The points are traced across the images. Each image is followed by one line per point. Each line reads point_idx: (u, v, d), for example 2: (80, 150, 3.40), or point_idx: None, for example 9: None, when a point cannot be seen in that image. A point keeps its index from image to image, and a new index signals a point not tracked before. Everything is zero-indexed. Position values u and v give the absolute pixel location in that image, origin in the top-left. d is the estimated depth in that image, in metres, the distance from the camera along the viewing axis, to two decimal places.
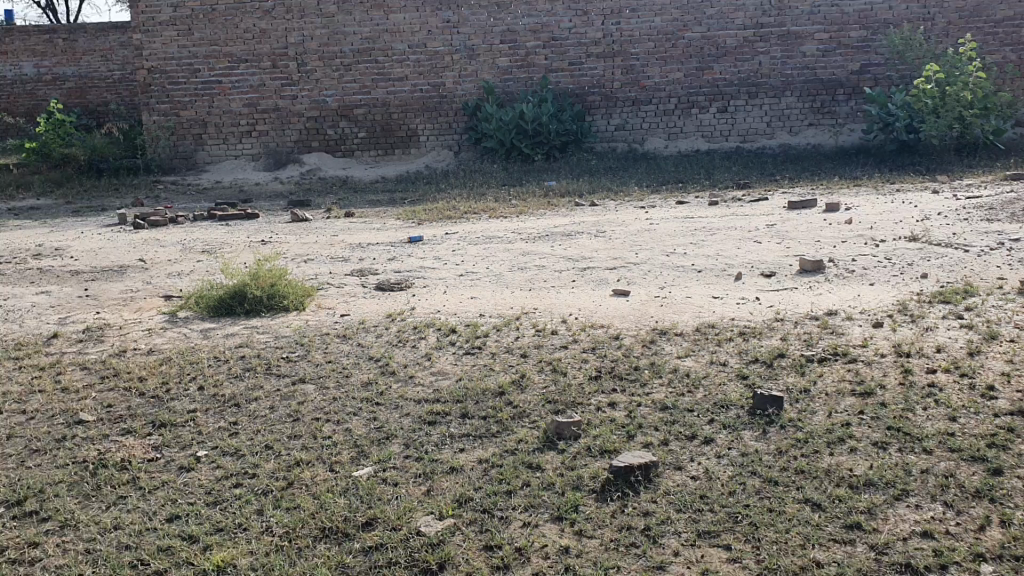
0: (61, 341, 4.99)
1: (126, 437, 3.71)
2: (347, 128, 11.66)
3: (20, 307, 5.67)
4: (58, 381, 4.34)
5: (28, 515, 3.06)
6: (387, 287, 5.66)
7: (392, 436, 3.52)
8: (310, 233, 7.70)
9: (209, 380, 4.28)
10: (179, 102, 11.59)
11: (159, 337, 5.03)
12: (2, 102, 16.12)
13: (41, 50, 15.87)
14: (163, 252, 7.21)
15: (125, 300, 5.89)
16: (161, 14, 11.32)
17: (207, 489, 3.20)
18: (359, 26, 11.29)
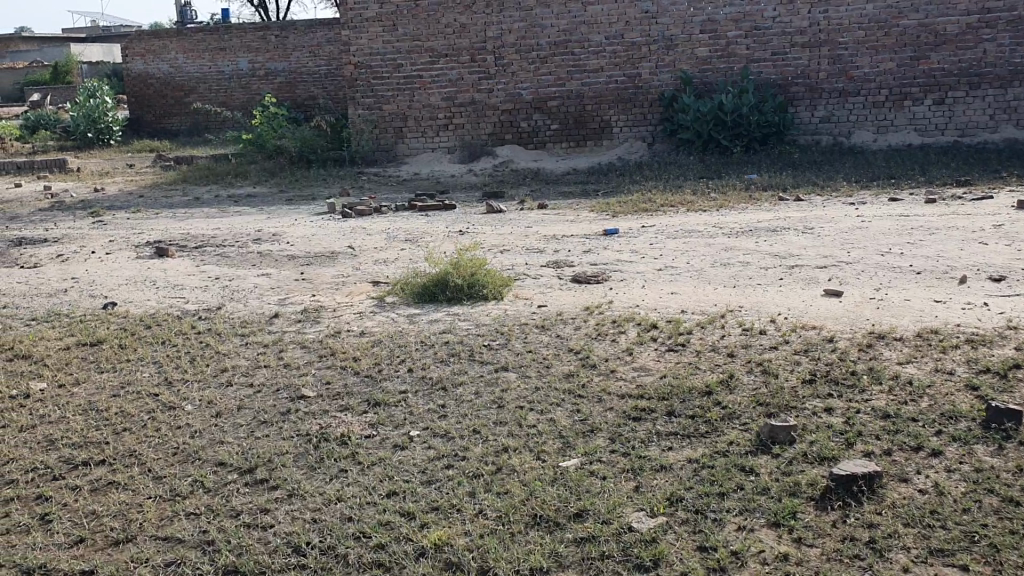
0: (281, 321, 5.30)
1: (343, 413, 3.89)
2: (541, 121, 11.79)
3: (243, 288, 6.08)
4: (280, 357, 4.62)
5: (259, 483, 3.26)
6: (584, 279, 5.67)
7: (598, 429, 3.51)
8: (506, 223, 7.82)
9: (417, 363, 4.43)
10: (382, 96, 12.06)
11: (369, 320, 5.26)
12: (220, 96, 17.36)
13: (255, 47, 16.97)
14: (370, 240, 7.53)
15: (337, 284, 6.19)
16: (368, 10, 11.78)
17: (421, 468, 3.30)
18: (557, 19, 11.36)
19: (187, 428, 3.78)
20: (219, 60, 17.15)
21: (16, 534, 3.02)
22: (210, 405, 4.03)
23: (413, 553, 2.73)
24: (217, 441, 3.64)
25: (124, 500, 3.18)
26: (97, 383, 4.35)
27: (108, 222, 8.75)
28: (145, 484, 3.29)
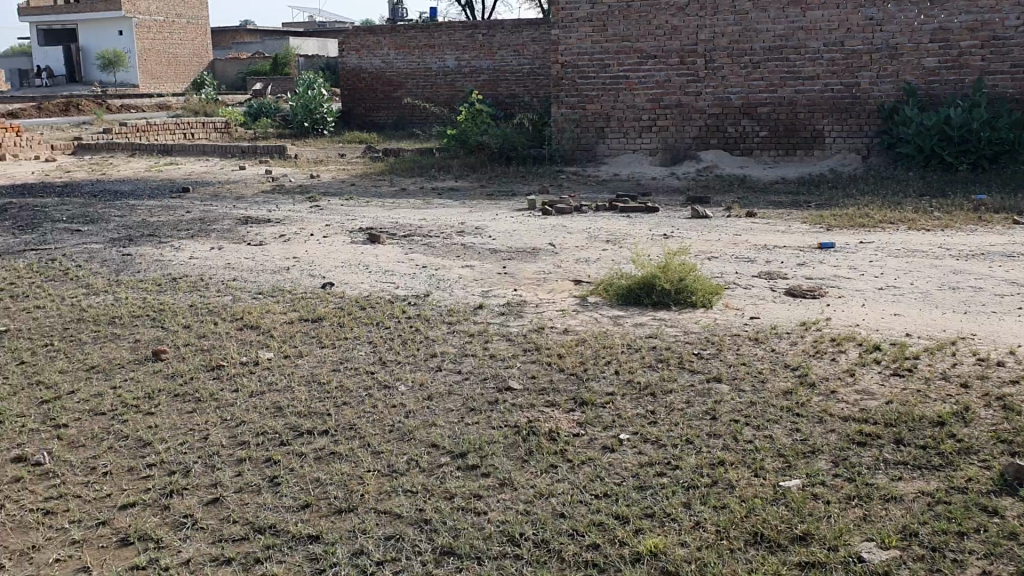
0: (486, 312, 5.38)
1: (551, 409, 3.88)
2: (749, 127, 11.44)
3: (449, 278, 6.22)
4: (488, 348, 4.67)
5: (471, 469, 3.31)
6: (798, 293, 5.45)
7: (819, 451, 3.34)
8: (711, 230, 7.64)
9: (624, 366, 4.36)
10: (587, 96, 12.08)
11: (573, 319, 5.25)
12: (427, 91, 17.95)
13: (463, 44, 17.42)
14: (572, 238, 7.56)
15: (540, 280, 6.23)
16: (579, 11, 11.85)
17: (631, 472, 3.25)
18: (773, 24, 11.02)
19: (401, 408, 3.88)
20: (428, 56, 17.75)
21: (248, 492, 3.17)
22: (422, 388, 4.12)
23: (628, 557, 2.69)
24: (430, 423, 3.72)
25: (345, 471, 3.29)
26: (317, 357, 4.54)
27: (324, 207, 9.16)
28: (364, 458, 3.40)
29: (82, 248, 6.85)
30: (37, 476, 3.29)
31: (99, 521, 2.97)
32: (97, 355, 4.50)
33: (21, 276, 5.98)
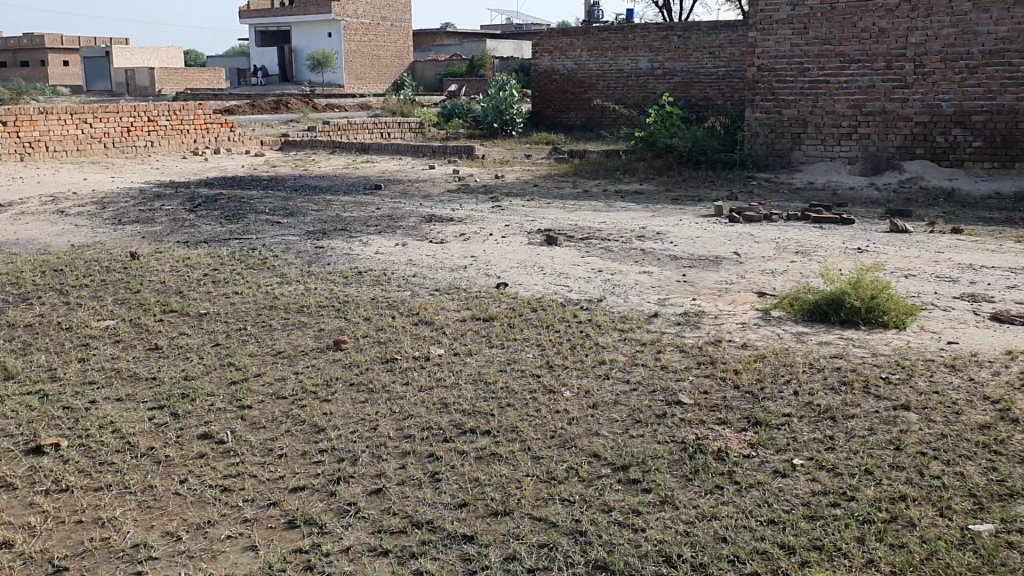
0: (660, 321, 5.25)
1: (721, 427, 3.73)
2: (960, 136, 10.61)
3: (626, 284, 6.12)
4: (659, 358, 4.55)
5: (633, 483, 3.23)
6: (1006, 319, 4.99)
7: (1018, 495, 3.04)
8: (911, 246, 7.15)
9: (803, 386, 4.13)
10: (783, 100, 11.67)
11: (752, 333, 5.03)
12: (618, 93, 17.87)
13: (657, 47, 17.21)
14: (758, 248, 7.28)
15: (720, 290, 6.02)
16: (779, 13, 11.50)
17: (801, 500, 3.07)
18: (995, 25, 10.21)
19: (566, 414, 3.84)
20: (622, 58, 17.67)
21: (410, 486, 3.22)
22: (589, 396, 4.06)
23: None
24: (593, 432, 3.66)
25: (505, 474, 3.29)
26: (487, 357, 4.57)
27: (507, 208, 9.28)
28: (525, 463, 3.38)
29: (279, 239, 7.24)
30: (219, 453, 3.47)
31: (271, 502, 3.10)
32: (283, 342, 4.72)
33: (223, 264, 6.39)
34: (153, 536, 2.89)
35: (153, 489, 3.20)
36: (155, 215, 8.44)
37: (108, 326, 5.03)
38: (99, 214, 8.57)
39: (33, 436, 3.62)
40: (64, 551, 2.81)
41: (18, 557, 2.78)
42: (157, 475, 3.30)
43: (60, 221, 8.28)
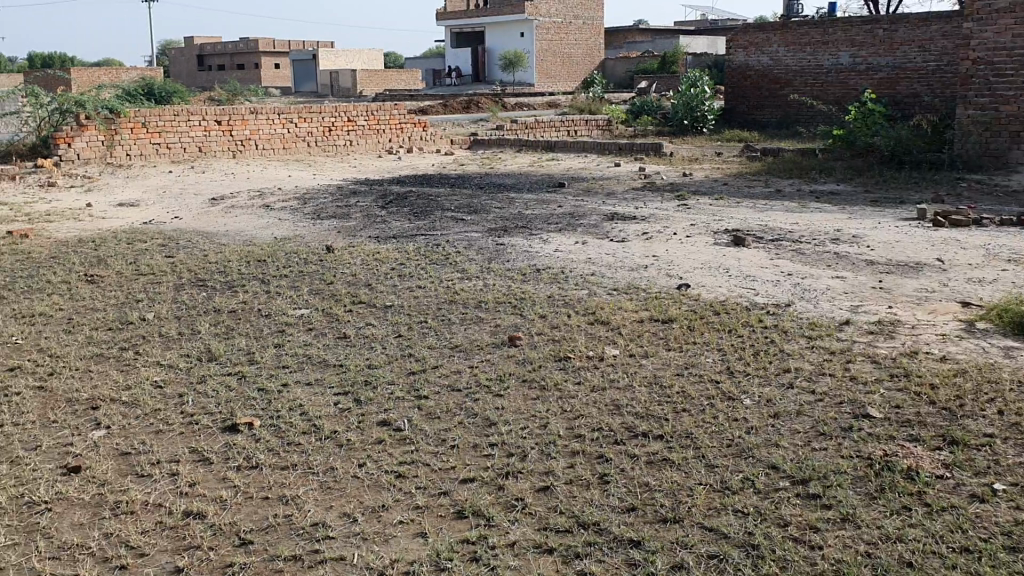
0: (851, 329, 4.96)
1: (914, 444, 3.47)
2: None
3: (815, 289, 5.84)
4: (848, 369, 4.30)
5: (812, 498, 3.07)
6: None
7: None
8: None
9: (1010, 405, 3.78)
10: (1001, 96, 10.80)
11: (954, 346, 4.66)
12: (817, 90, 17.14)
13: (861, 40, 16.35)
14: (965, 254, 6.76)
15: (920, 299, 5.62)
16: (1000, 1, 10.68)
17: (1001, 530, 2.81)
18: None
19: (744, 422, 3.70)
20: (822, 53, 16.93)
21: (577, 486, 3.19)
22: (769, 404, 3.89)
23: None
24: (772, 443, 3.51)
25: (676, 480, 3.21)
26: (663, 359, 4.47)
27: (692, 207, 9.09)
28: (697, 470, 3.28)
29: (463, 236, 7.42)
30: (395, 441, 3.58)
31: (442, 492, 3.17)
32: (461, 336, 4.81)
33: (409, 258, 6.61)
34: (331, 516, 3.02)
35: (334, 471, 3.34)
36: (349, 210, 8.86)
37: (301, 315, 5.31)
38: (299, 209, 9.09)
39: (229, 415, 3.88)
40: (250, 525, 2.98)
41: (210, 527, 2.97)
42: (337, 458, 3.45)
43: (265, 215, 8.84)
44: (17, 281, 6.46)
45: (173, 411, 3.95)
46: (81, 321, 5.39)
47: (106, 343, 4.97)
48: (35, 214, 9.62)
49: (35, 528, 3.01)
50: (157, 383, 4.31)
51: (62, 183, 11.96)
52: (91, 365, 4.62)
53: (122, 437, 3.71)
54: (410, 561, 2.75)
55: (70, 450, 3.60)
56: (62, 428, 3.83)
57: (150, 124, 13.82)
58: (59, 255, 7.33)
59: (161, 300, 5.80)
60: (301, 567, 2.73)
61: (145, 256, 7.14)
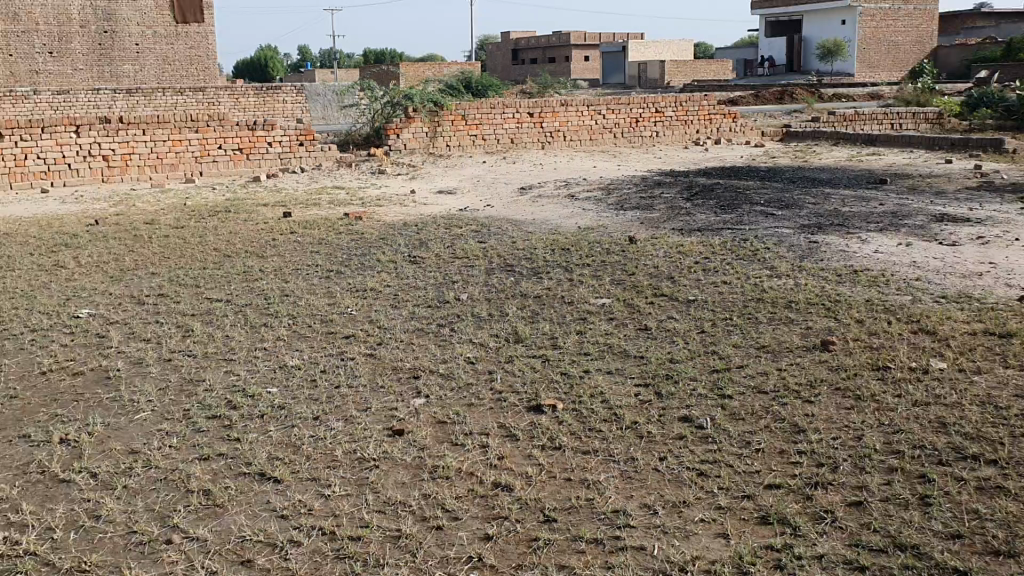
0: None
1: None
2: None
3: None
4: None
5: None
6: None
7: None
8: None
9: None
10: None
11: None
12: None
13: None
14: None
15: None
16: None
17: None
18: None
19: None
20: None
21: (894, 505, 2.98)
22: None
23: None
24: None
25: (1011, 511, 2.89)
26: (999, 377, 4.04)
27: None
28: None
29: (772, 232, 7.17)
30: (698, 437, 3.54)
31: (745, 494, 3.08)
32: (769, 336, 4.64)
33: (714, 253, 6.51)
34: (632, 505, 3.05)
35: (635, 461, 3.37)
36: (654, 202, 8.89)
37: (605, 304, 5.39)
38: (604, 199, 9.26)
39: (535, 396, 4.03)
40: (554, 503, 3.09)
41: (517, 500, 3.12)
42: (639, 449, 3.47)
43: (571, 205, 9.11)
44: (352, 259, 7.14)
45: (484, 388, 4.18)
46: (405, 297, 5.85)
47: (427, 319, 5.36)
48: (368, 198, 10.58)
49: (364, 482, 3.32)
50: (470, 360, 4.58)
51: (391, 171, 13.06)
52: (413, 338, 4.99)
53: (438, 407, 3.98)
54: (711, 561, 2.71)
55: (394, 414, 3.92)
56: (388, 394, 4.18)
57: (469, 116, 14.71)
58: (387, 236, 8.01)
59: (476, 282, 6.15)
60: (602, 551, 2.79)
61: (462, 240, 7.62)
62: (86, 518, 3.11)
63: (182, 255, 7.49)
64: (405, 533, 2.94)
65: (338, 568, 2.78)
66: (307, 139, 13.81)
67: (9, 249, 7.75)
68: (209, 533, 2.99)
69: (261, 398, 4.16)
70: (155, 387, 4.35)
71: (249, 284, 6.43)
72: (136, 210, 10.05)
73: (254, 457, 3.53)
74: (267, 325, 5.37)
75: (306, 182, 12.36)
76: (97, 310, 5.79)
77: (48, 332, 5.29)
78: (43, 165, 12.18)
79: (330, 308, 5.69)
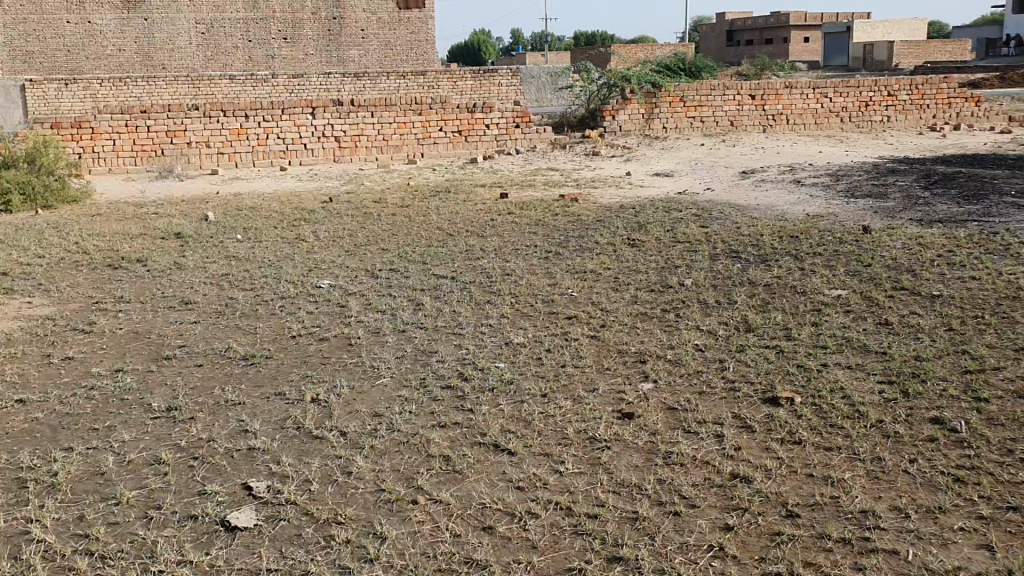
0: None
1: None
2: None
3: None
4: None
5: None
6: None
7: None
8: None
9: None
10: None
11: None
12: None
13: None
14: None
15: None
16: None
17: None
18: None
19: None
20: None
21: None
22: None
23: None
24: None
25: None
26: None
27: None
28: None
29: None
30: (951, 441, 3.33)
31: (1010, 506, 2.87)
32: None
33: (960, 245, 6.09)
34: (882, 507, 2.92)
35: (883, 462, 3.21)
36: (888, 190, 8.42)
37: (840, 296, 5.17)
38: (832, 186, 8.86)
39: (769, 388, 3.92)
40: (797, 499, 3.01)
41: (757, 493, 3.05)
42: (886, 449, 3.31)
43: (797, 191, 8.79)
44: (571, 240, 7.21)
45: (714, 376, 4.11)
46: (627, 281, 5.86)
47: (650, 304, 5.33)
48: (584, 180, 10.69)
49: (598, 462, 3.34)
50: (697, 347, 4.52)
51: (606, 152, 13.10)
52: (637, 322, 4.98)
53: (668, 393, 3.95)
54: (975, 572, 2.55)
55: (624, 396, 3.94)
56: (615, 376, 4.20)
57: (688, 97, 14.58)
58: (605, 219, 8.04)
59: (698, 268, 6.05)
60: (852, 552, 2.69)
61: (681, 225, 7.52)
62: (337, 473, 3.31)
63: (409, 232, 7.83)
64: (643, 515, 2.95)
65: (577, 544, 2.82)
66: (523, 121, 14.16)
67: (256, 222, 8.38)
68: (452, 498, 3.11)
69: (492, 372, 4.28)
70: (393, 355, 4.57)
71: (473, 262, 6.64)
72: (365, 188, 10.64)
73: (488, 429, 3.64)
74: (493, 302, 5.52)
75: (522, 163, 12.64)
76: (335, 281, 6.14)
77: (295, 300, 5.67)
78: (282, 144, 13.06)
79: (552, 288, 5.78)
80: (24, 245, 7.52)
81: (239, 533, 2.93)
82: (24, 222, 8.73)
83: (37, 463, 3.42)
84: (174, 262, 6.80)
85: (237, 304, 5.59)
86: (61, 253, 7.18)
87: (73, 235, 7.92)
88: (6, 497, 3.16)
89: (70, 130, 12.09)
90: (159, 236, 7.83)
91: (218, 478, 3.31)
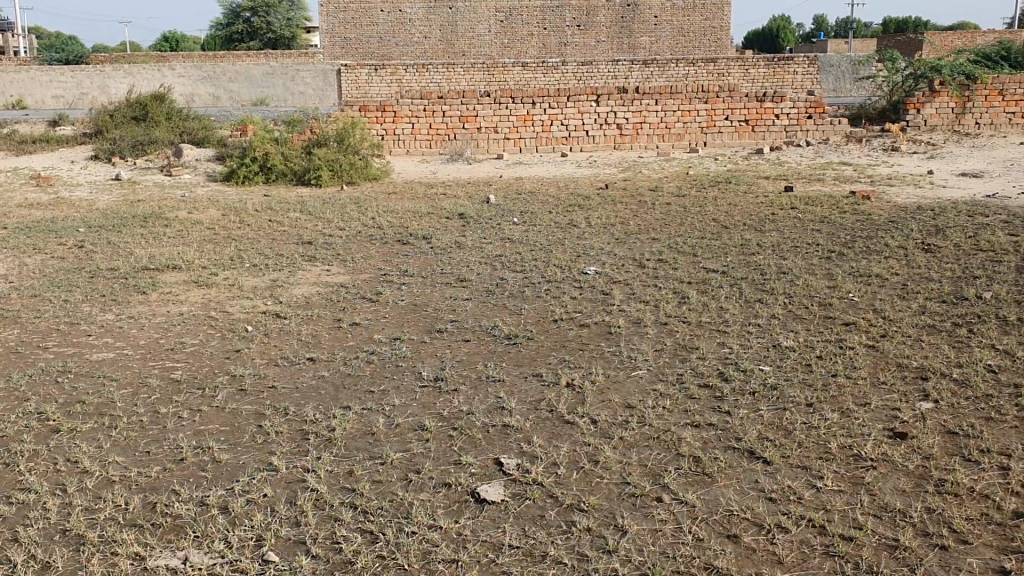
0: None
1: None
2: None
3: None
4: None
5: None
6: None
7: None
8: None
9: None
10: None
11: None
12: None
13: None
14: None
15: None
16: None
17: None
18: None
19: None
20: None
21: None
22: None
23: None
24: None
25: None
26: None
27: None
28: None
29: None
30: None
31: None
32: None
33: None
34: None
35: None
36: None
37: None
38: None
39: None
40: None
41: None
42: None
43: None
44: (856, 241, 6.77)
45: (1006, 402, 3.70)
46: (915, 289, 5.41)
47: (939, 316, 4.89)
48: (878, 176, 10.02)
49: (860, 481, 3.12)
50: (990, 368, 4.09)
51: (906, 148, 12.19)
52: (923, 335, 4.58)
53: (949, 415, 3.61)
54: None
55: (898, 415, 3.64)
56: (891, 391, 3.89)
57: (1008, 91, 13.33)
58: (898, 220, 7.47)
59: (1002, 280, 5.47)
60: None
61: (986, 231, 6.82)
62: (586, 460, 3.34)
63: (682, 223, 7.72)
64: (903, 544, 2.72)
65: (827, 565, 2.66)
66: (816, 111, 13.53)
67: (534, 206, 8.62)
68: (698, 500, 3.03)
69: (754, 374, 4.12)
70: (653, 348, 4.53)
71: (746, 257, 6.42)
72: (642, 176, 10.65)
73: (744, 433, 3.51)
74: (763, 301, 5.31)
75: (811, 156, 12.07)
76: (602, 269, 6.18)
77: (561, 285, 5.78)
78: (565, 131, 13.33)
79: (830, 291, 5.46)
80: (327, 218, 8.26)
81: (486, 506, 3.04)
82: (331, 197, 9.59)
83: (319, 418, 3.74)
84: (456, 241, 7.17)
85: (507, 285, 5.79)
86: (358, 226, 7.81)
87: (370, 210, 8.59)
88: (290, 446, 3.49)
89: (376, 113, 13.11)
90: (445, 215, 8.31)
91: (474, 450, 3.45)
